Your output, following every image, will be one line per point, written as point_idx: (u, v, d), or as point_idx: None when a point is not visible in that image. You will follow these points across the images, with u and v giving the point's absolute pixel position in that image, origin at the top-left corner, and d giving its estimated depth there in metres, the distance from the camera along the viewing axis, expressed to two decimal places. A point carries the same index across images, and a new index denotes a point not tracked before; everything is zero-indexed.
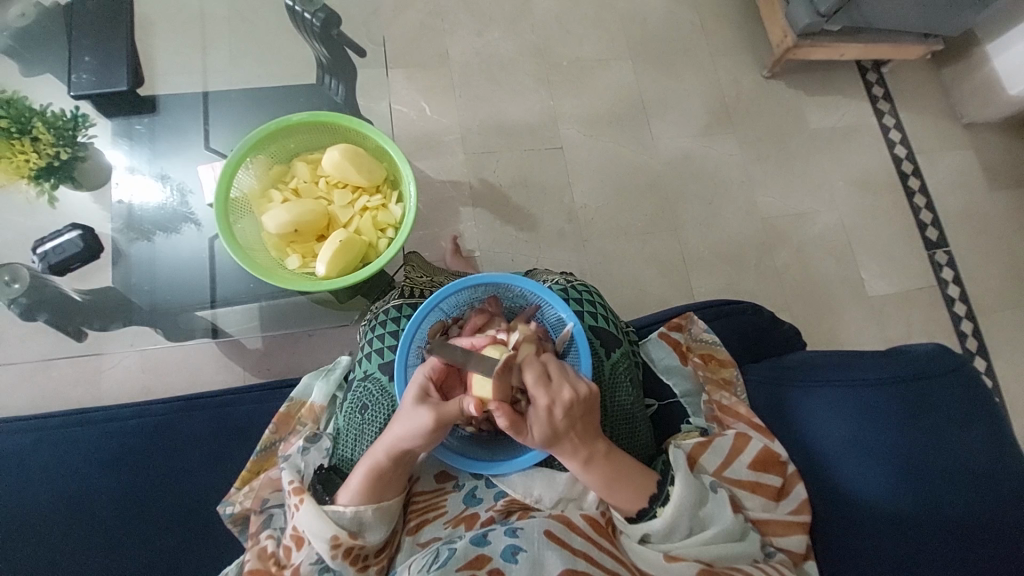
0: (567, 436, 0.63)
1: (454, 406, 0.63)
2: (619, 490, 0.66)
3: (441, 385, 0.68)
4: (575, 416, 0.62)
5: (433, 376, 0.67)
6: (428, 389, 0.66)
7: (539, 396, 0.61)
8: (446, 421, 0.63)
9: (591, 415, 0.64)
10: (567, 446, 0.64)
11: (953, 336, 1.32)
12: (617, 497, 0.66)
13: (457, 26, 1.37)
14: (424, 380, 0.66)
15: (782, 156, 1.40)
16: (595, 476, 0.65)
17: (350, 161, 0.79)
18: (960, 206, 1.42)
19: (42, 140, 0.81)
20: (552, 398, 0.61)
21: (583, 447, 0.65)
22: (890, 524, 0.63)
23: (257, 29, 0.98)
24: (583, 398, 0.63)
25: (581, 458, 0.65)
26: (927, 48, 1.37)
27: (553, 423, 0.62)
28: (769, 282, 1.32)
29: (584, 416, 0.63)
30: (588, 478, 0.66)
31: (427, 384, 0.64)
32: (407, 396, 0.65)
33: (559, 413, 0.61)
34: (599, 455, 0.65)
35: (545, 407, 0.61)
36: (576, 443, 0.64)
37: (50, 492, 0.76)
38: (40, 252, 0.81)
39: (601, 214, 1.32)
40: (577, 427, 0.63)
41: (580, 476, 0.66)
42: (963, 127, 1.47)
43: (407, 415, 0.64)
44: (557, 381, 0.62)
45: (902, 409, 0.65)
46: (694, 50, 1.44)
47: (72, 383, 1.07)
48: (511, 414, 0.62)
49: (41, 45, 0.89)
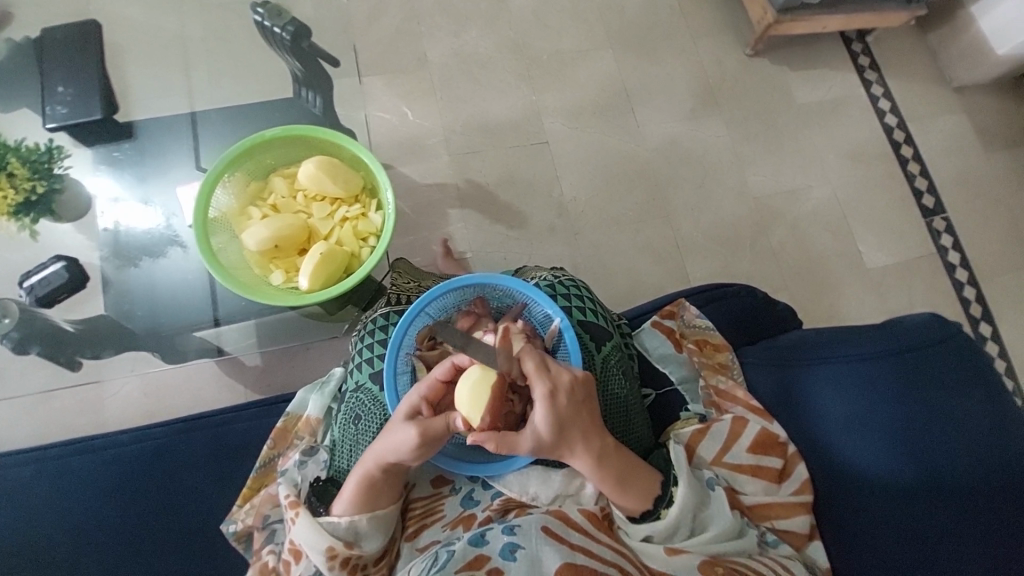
0: (573, 429, 0.62)
1: (441, 420, 0.63)
2: (634, 479, 0.66)
3: (438, 404, 0.67)
4: (579, 401, 0.62)
5: (428, 396, 0.66)
6: (420, 408, 0.66)
7: (540, 383, 0.61)
8: (433, 436, 0.63)
9: (594, 402, 0.64)
10: (577, 439, 0.63)
11: (956, 303, 1.30)
12: (627, 495, 0.65)
13: (433, 28, 1.37)
14: (418, 399, 0.66)
15: (770, 134, 1.39)
16: (609, 468, 0.64)
17: (326, 173, 0.80)
18: (955, 171, 1.40)
19: (18, 175, 0.80)
20: (554, 384, 0.61)
21: (593, 438, 0.63)
22: (891, 498, 0.62)
23: (233, 47, 0.98)
24: (582, 381, 0.63)
25: (593, 451, 0.63)
26: (911, 14, 1.35)
27: (558, 411, 0.61)
28: (764, 261, 1.31)
29: (587, 403, 0.63)
30: (600, 475, 0.64)
31: (419, 403, 0.65)
32: (399, 412, 0.65)
33: (563, 398, 0.61)
34: (608, 448, 0.64)
35: (548, 393, 0.61)
36: (585, 435, 0.63)
37: (55, 521, 0.77)
38: (27, 286, 0.81)
39: (591, 206, 1.31)
40: (583, 414, 0.63)
41: (596, 474, 0.64)
42: (954, 91, 1.45)
43: (405, 434, 0.63)
44: (555, 368, 0.62)
45: (897, 382, 0.65)
46: (674, 34, 1.43)
47: (74, 412, 1.08)
48: (500, 437, 0.60)
49: (15, 78, 0.89)
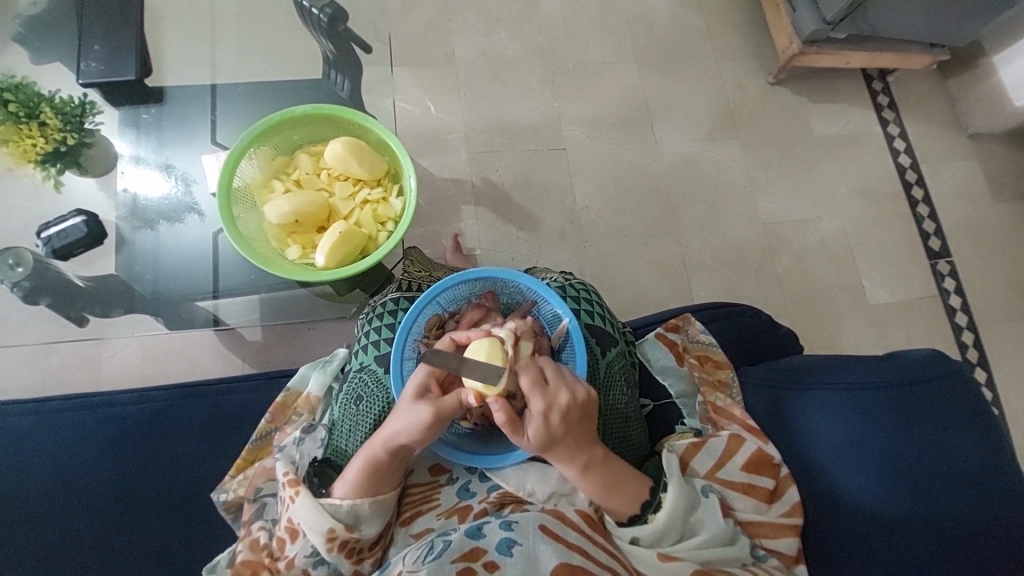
0: (561, 443, 0.64)
1: (453, 398, 0.64)
2: (614, 494, 0.67)
3: (444, 380, 0.68)
4: (572, 421, 0.63)
5: (436, 373, 0.67)
6: (429, 385, 0.66)
7: (535, 401, 0.61)
8: (445, 415, 0.64)
9: (589, 421, 0.65)
10: (563, 453, 0.65)
11: (954, 346, 1.32)
12: (610, 504, 0.67)
13: (463, 26, 1.38)
14: (425, 377, 0.66)
15: (785, 162, 1.41)
16: (592, 478, 0.66)
17: (353, 154, 0.80)
18: (963, 216, 1.41)
19: (50, 126, 0.82)
20: (549, 403, 0.62)
21: (579, 454, 0.65)
22: (880, 528, 0.63)
23: (266, 25, 0.99)
24: (580, 403, 0.63)
25: (578, 465, 0.65)
26: (934, 57, 1.37)
27: (549, 428, 0.62)
28: (769, 286, 1.32)
29: (581, 421, 0.64)
30: (581, 484, 0.67)
31: (428, 378, 0.65)
32: (407, 392, 0.66)
33: (555, 418, 0.62)
34: (594, 465, 0.66)
35: (542, 412, 0.61)
36: (571, 449, 0.65)
37: (46, 474, 0.77)
38: (45, 236, 0.83)
39: (603, 216, 1.32)
40: (574, 433, 0.64)
41: (577, 483, 0.67)
42: (968, 137, 1.47)
43: (407, 412, 0.64)
44: (553, 387, 0.62)
45: (895, 414, 0.65)
46: (700, 55, 1.45)
47: (70, 368, 1.08)
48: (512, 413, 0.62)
49: (52, 35, 0.90)
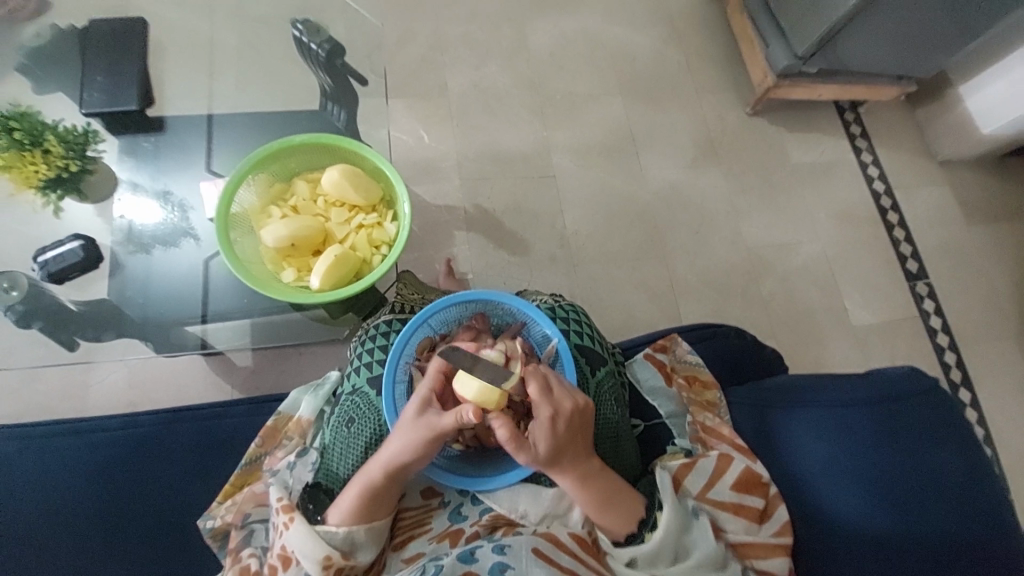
0: (565, 453, 0.64)
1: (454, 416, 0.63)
2: (614, 506, 0.67)
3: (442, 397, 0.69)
4: (575, 428, 0.64)
5: (436, 389, 0.68)
6: (431, 401, 0.67)
7: (542, 408, 0.63)
8: (448, 432, 0.64)
9: (588, 429, 0.66)
10: (567, 463, 0.65)
11: (937, 366, 1.35)
12: (608, 517, 0.67)
13: (456, 59, 1.44)
14: (428, 392, 0.67)
15: (766, 189, 1.46)
16: (595, 489, 0.66)
17: (349, 180, 0.83)
18: (938, 239, 1.47)
19: (53, 153, 0.84)
20: (555, 410, 0.63)
21: (582, 463, 0.66)
22: (869, 547, 0.63)
23: (265, 57, 1.03)
24: (581, 409, 0.65)
25: (580, 475, 0.66)
26: (901, 90, 1.45)
27: (556, 436, 0.63)
28: (755, 308, 1.35)
29: (583, 429, 0.65)
30: (582, 497, 0.66)
31: (431, 394, 0.66)
32: (410, 408, 0.66)
33: (562, 425, 0.63)
34: (595, 475, 0.66)
35: (549, 418, 0.63)
36: (574, 460, 0.65)
37: (26, 503, 0.75)
38: (41, 260, 0.84)
39: (592, 240, 1.35)
40: (577, 442, 0.65)
41: (579, 495, 0.66)
42: (938, 164, 1.54)
43: (414, 428, 0.65)
44: (558, 395, 0.64)
45: (877, 430, 0.67)
46: (681, 88, 1.52)
47: (54, 396, 1.06)
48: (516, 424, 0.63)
49: (55, 66, 0.93)
